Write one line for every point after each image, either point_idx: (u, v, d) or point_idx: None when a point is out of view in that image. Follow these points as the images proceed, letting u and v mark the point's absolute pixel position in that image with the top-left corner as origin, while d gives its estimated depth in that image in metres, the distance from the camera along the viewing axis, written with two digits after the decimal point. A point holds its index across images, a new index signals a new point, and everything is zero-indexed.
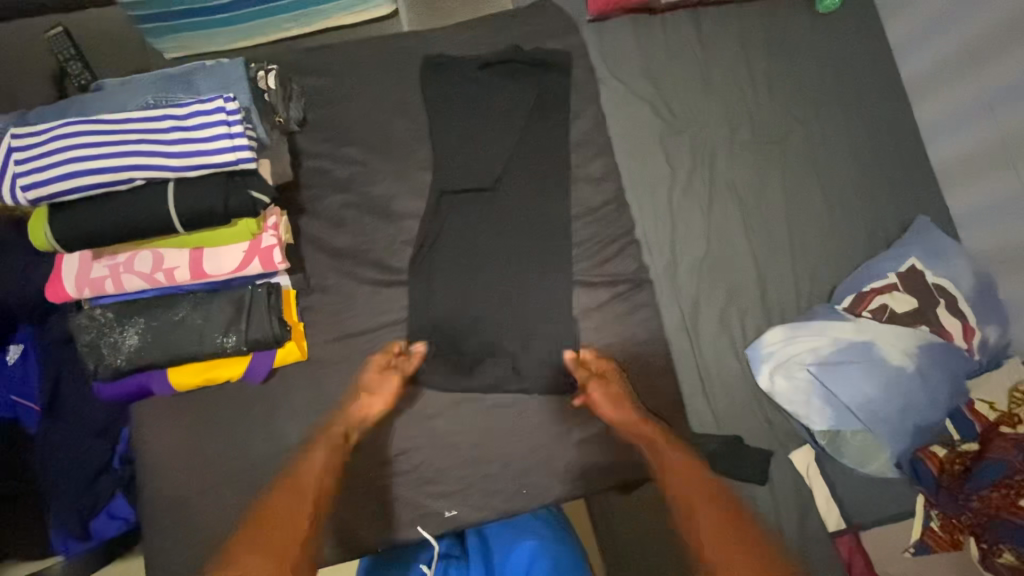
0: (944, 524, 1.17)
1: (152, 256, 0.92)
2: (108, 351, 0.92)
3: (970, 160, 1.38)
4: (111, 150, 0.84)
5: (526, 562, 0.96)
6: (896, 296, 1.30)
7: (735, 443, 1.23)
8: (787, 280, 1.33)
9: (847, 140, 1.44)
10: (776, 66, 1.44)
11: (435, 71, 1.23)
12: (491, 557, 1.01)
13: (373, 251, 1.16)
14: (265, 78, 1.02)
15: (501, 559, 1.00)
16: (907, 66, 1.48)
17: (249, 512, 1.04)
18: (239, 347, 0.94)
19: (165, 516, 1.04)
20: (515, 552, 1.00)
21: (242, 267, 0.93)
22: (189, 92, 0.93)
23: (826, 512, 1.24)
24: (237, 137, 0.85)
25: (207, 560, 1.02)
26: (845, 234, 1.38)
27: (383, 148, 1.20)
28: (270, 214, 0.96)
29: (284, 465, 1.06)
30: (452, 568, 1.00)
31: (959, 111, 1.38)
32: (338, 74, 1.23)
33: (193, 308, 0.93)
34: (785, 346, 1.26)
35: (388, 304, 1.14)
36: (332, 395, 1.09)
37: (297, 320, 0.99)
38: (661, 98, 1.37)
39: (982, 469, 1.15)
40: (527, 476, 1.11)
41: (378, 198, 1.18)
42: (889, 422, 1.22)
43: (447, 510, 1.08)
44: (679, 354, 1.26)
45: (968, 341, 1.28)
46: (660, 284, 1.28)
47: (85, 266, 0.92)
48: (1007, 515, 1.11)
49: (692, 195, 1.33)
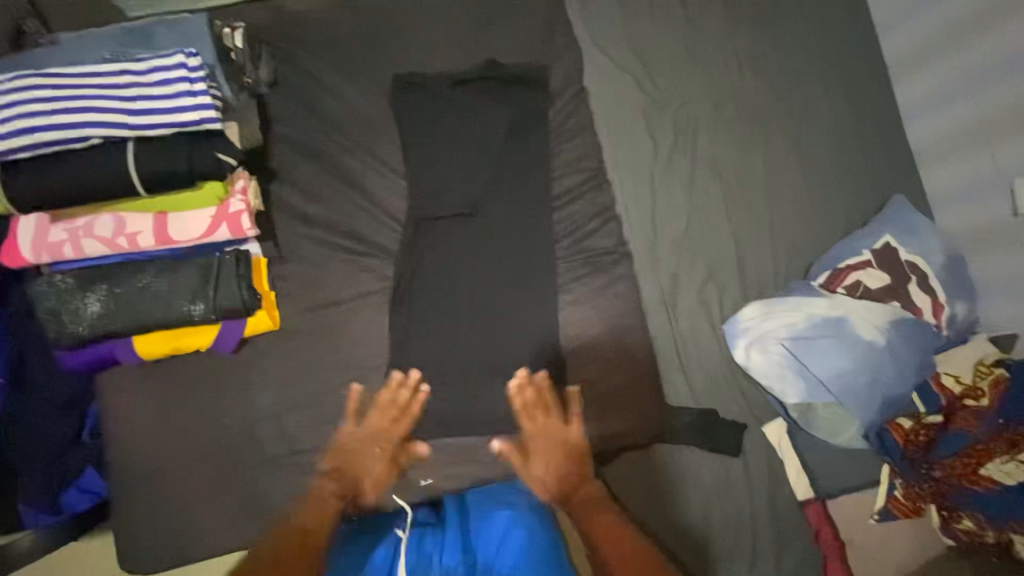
0: (907, 492, 1.22)
1: (114, 221, 0.89)
2: (69, 319, 0.89)
3: (947, 138, 1.39)
4: (66, 106, 0.80)
5: (501, 536, 0.94)
6: (869, 272, 1.32)
7: (710, 415, 1.25)
8: (765, 255, 1.34)
9: (828, 116, 1.44)
10: (761, 39, 1.43)
11: (413, 37, 1.20)
12: (467, 524, 0.99)
13: (347, 221, 1.13)
14: (231, 35, 0.99)
15: (477, 527, 0.98)
16: (889, 42, 1.48)
17: (223, 482, 1.03)
18: (207, 315, 0.91)
19: (135, 488, 1.03)
20: (490, 524, 0.97)
21: (209, 233, 0.90)
22: (150, 47, 0.89)
23: (796, 481, 1.26)
24: (200, 94, 0.82)
25: (181, 529, 1.02)
26: (823, 210, 1.39)
27: (358, 114, 1.16)
28: (238, 176, 0.92)
29: (257, 435, 1.05)
30: (427, 534, 0.97)
31: (939, 89, 1.38)
32: (311, 37, 1.18)
33: (158, 275, 0.90)
34: (761, 320, 1.27)
35: (363, 275, 1.12)
36: (306, 367, 1.08)
37: (269, 289, 0.97)
38: (644, 70, 1.35)
39: (945, 440, 1.19)
40: (504, 446, 1.12)
41: (353, 165, 1.14)
42: (858, 395, 1.25)
43: (424, 479, 1.08)
44: (657, 326, 1.25)
45: (937, 318, 1.31)
46: (640, 257, 1.26)
47: (42, 230, 0.88)
48: (968, 483, 1.16)
49: (674, 168, 1.32)
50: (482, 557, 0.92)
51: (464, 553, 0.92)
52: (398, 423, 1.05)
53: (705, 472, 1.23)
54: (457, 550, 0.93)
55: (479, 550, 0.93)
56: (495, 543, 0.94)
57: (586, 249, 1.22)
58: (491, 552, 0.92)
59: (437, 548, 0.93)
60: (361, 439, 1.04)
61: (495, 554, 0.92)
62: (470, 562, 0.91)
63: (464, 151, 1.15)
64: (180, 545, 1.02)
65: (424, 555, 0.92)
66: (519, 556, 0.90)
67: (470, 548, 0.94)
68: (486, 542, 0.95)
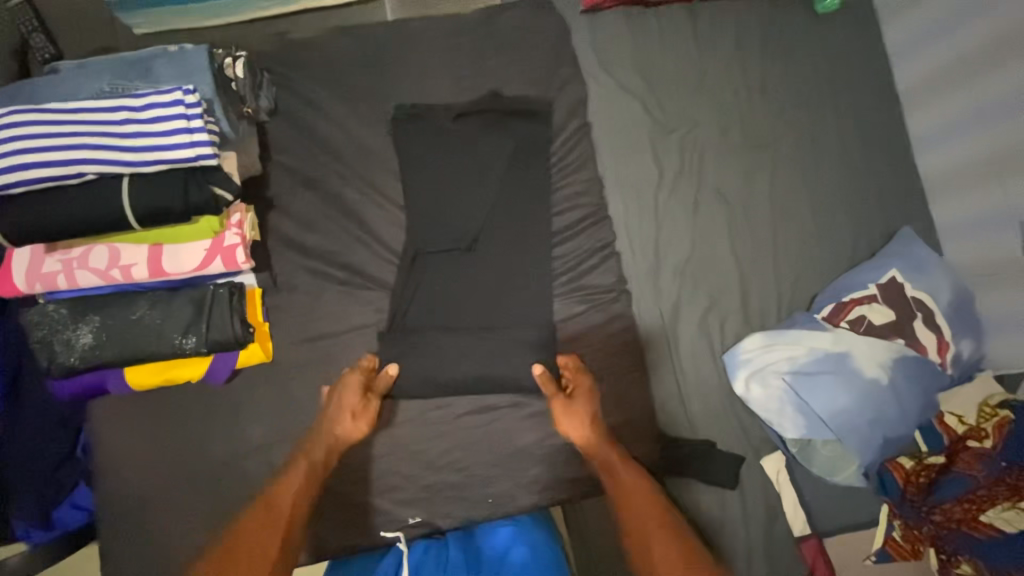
0: (906, 534, 1.20)
1: (108, 251, 0.88)
2: (61, 349, 0.89)
3: (956, 173, 1.36)
4: (61, 142, 0.79)
5: (505, 543, 1.00)
6: (874, 307, 1.30)
7: (706, 452, 1.23)
8: (768, 287, 1.32)
9: (837, 148, 1.41)
10: (770, 67, 1.41)
11: (417, 63, 1.20)
12: (471, 538, 1.04)
13: (343, 251, 1.12)
14: (233, 66, 0.97)
15: (482, 538, 1.03)
16: (901, 73, 1.46)
17: (210, 513, 1.02)
18: (199, 349, 0.90)
19: (124, 517, 1.02)
20: (494, 534, 1.03)
21: (203, 266, 0.90)
22: (148, 80, 0.88)
23: (793, 516, 1.24)
24: (196, 131, 0.82)
25: (165, 561, 1.01)
26: (829, 244, 1.37)
27: (359, 143, 1.15)
28: (235, 210, 0.93)
29: (245, 466, 1.04)
30: (432, 545, 1.04)
31: (950, 122, 1.36)
32: (314, 62, 1.18)
33: (151, 307, 0.90)
34: (763, 353, 1.25)
35: (358, 306, 1.11)
36: (297, 398, 1.07)
37: (262, 321, 0.97)
38: (651, 98, 1.33)
39: (946, 482, 1.17)
40: (495, 485, 1.10)
41: (351, 195, 1.14)
42: (859, 434, 1.22)
43: (412, 517, 1.08)
44: (656, 359, 1.24)
45: (942, 357, 1.29)
46: (640, 287, 1.25)
47: (36, 261, 0.88)
48: (968, 529, 1.12)
49: (678, 197, 1.31)
50: (488, 555, 0.98)
51: (470, 554, 0.99)
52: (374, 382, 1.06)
53: (699, 511, 1.22)
54: (463, 552, 0.99)
55: (485, 551, 0.99)
56: (499, 548, 0.99)
57: (585, 284, 1.20)
58: (496, 552, 0.98)
59: (445, 551, 1.01)
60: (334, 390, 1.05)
61: (500, 556, 0.97)
62: (475, 561, 0.96)
63: (463, 182, 1.13)
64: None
65: (432, 557, 1.00)
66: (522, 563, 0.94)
67: (475, 551, 1.00)
68: (491, 548, 1.00)
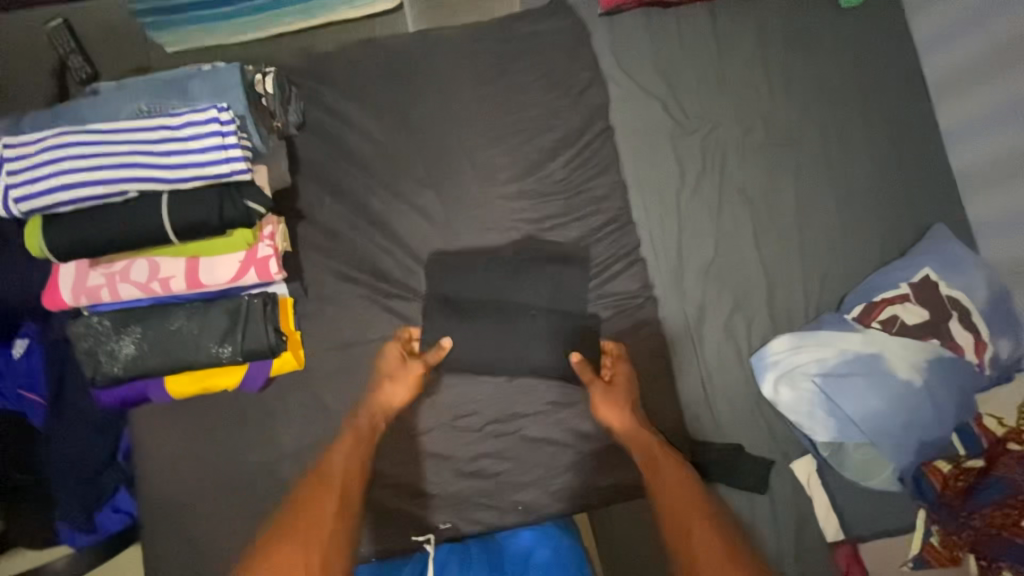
0: (944, 540, 1.16)
1: (148, 265, 0.92)
2: (105, 360, 0.92)
3: (990, 168, 1.33)
4: (102, 162, 0.83)
5: (529, 547, 1.01)
6: (907, 306, 1.27)
7: (734, 453, 1.23)
8: (795, 289, 1.30)
9: (864, 143, 1.39)
10: (794, 63, 1.39)
11: (438, 70, 1.21)
12: (493, 537, 1.06)
13: (371, 258, 1.14)
14: (263, 82, 0.98)
15: (504, 540, 1.05)
16: (930, 65, 1.42)
17: (246, 517, 1.05)
18: (235, 357, 0.93)
19: (165, 524, 1.05)
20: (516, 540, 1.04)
21: (237, 277, 0.92)
22: (183, 98, 0.91)
23: (825, 522, 1.23)
24: (230, 147, 0.84)
25: (204, 563, 1.04)
26: (858, 242, 1.35)
27: (384, 152, 1.17)
28: (267, 222, 0.94)
29: (280, 471, 1.06)
30: (454, 544, 1.06)
31: (983, 116, 1.32)
32: (338, 72, 1.20)
33: (189, 318, 0.93)
34: (791, 356, 1.23)
35: (384, 312, 1.12)
36: (329, 406, 1.09)
37: (294, 329, 0.98)
38: (673, 101, 1.32)
39: (986, 486, 1.13)
40: (522, 488, 1.11)
41: (377, 203, 1.16)
42: (893, 437, 1.20)
43: (442, 522, 1.09)
44: (680, 364, 1.24)
45: (979, 356, 1.25)
46: (664, 288, 1.24)
47: (82, 275, 0.92)
48: (1011, 534, 1.08)
49: (701, 197, 1.30)
50: (511, 559, 1.00)
51: (493, 556, 1.00)
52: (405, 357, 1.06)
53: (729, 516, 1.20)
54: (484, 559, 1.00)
55: (508, 554, 1.01)
56: (524, 549, 1.01)
57: (609, 290, 1.21)
58: (520, 557, 1.00)
59: (466, 550, 1.02)
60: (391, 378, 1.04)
61: (525, 559, 0.99)
62: (500, 563, 0.99)
63: (486, 211, 1.16)
64: None
65: (454, 561, 1.00)
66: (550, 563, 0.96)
67: (497, 554, 1.01)
68: (514, 550, 1.02)
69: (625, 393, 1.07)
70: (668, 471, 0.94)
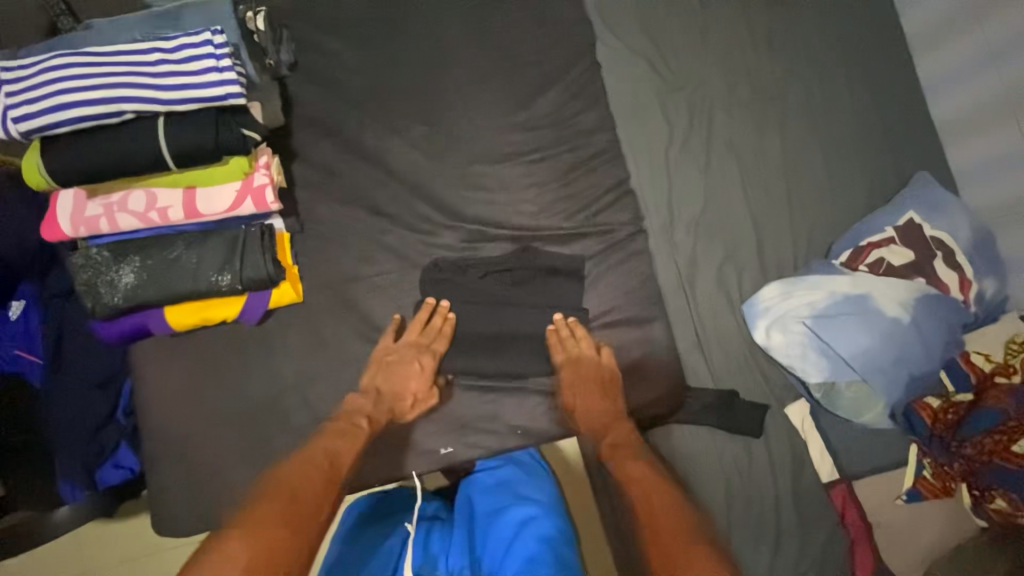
0: (937, 472, 1.20)
1: (146, 195, 0.93)
2: (104, 290, 0.93)
3: (970, 115, 1.36)
4: (98, 82, 0.84)
5: (513, 532, 0.82)
6: (893, 249, 1.30)
7: (730, 397, 1.23)
8: (783, 231, 1.33)
9: (846, 91, 1.42)
10: (776, 12, 1.43)
11: (427, 17, 1.23)
12: (475, 523, 0.89)
13: (366, 196, 1.15)
14: (254, 18, 0.99)
15: (486, 526, 0.86)
16: (908, 17, 1.46)
17: (249, 448, 1.06)
18: (234, 286, 0.94)
19: (167, 458, 1.06)
20: (500, 523, 0.85)
21: (234, 207, 0.94)
22: (179, 28, 0.93)
23: (820, 463, 1.23)
24: (225, 70, 0.85)
25: (206, 495, 1.05)
26: (843, 183, 1.38)
27: (376, 93, 1.19)
28: (262, 153, 0.96)
29: (282, 403, 1.07)
30: (435, 533, 0.90)
31: (960, 64, 1.36)
32: (328, 18, 1.21)
33: (187, 247, 0.94)
34: (782, 300, 1.26)
35: (381, 249, 1.14)
36: (329, 341, 1.10)
37: (292, 262, 1.01)
38: (659, 47, 1.35)
39: (975, 417, 1.17)
40: (522, 418, 1.12)
41: (372, 143, 1.17)
42: (883, 373, 1.23)
43: (444, 447, 1.10)
44: (672, 302, 1.25)
45: (964, 293, 1.29)
46: (655, 237, 1.26)
47: (80, 204, 0.92)
48: (999, 460, 1.13)
49: (690, 150, 1.32)
50: (487, 557, 0.80)
51: (470, 554, 0.83)
52: (436, 340, 1.09)
53: (725, 450, 1.22)
54: (464, 553, 0.84)
55: (487, 551, 0.81)
56: (505, 540, 0.81)
57: (603, 223, 1.21)
58: (499, 552, 0.79)
59: (443, 549, 0.85)
60: (402, 354, 1.06)
61: (503, 554, 0.79)
62: (475, 563, 0.81)
63: (479, 152, 1.19)
64: (205, 509, 1.04)
65: (430, 557, 0.84)
66: (529, 553, 0.77)
67: (476, 549, 0.83)
68: (496, 540, 0.82)
69: (593, 383, 1.09)
70: (629, 465, 0.96)
